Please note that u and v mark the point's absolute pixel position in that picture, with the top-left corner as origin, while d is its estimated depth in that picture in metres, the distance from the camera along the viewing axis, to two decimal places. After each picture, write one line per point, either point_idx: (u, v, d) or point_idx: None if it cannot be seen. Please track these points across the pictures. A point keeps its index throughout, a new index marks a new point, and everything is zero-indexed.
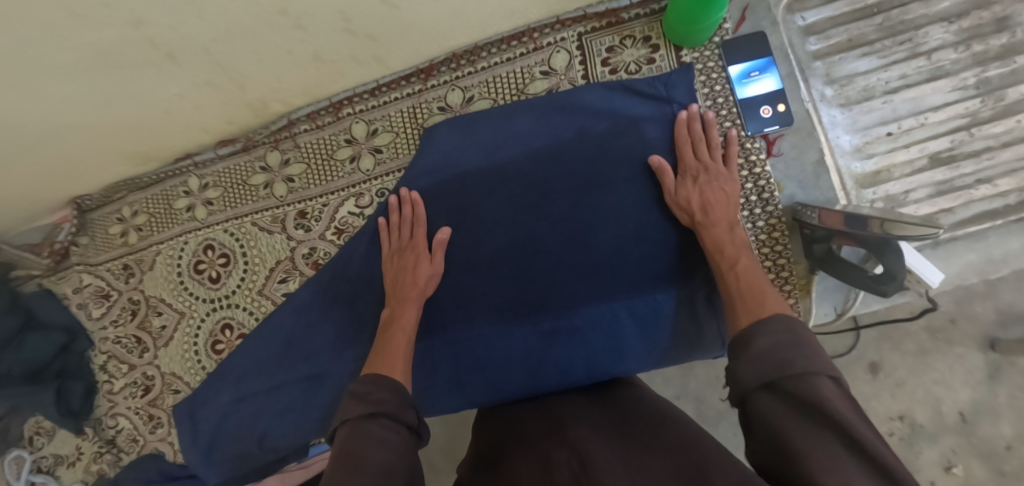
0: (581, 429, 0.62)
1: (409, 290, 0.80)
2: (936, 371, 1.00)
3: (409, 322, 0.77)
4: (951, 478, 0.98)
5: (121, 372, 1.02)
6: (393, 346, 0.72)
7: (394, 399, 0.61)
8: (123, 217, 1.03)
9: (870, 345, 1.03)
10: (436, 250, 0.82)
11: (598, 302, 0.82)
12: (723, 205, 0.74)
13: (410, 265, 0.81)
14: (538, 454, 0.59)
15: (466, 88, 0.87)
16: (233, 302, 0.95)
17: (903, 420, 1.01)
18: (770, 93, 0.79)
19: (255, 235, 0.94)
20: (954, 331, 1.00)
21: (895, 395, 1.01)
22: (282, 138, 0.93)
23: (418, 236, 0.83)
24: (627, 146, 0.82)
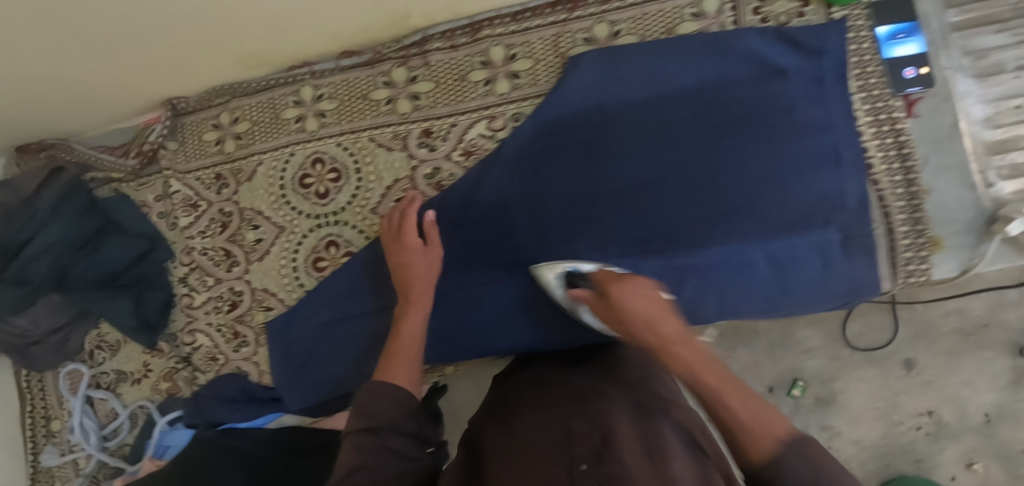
0: (615, 405, 0.59)
1: (415, 289, 0.77)
2: (965, 372, 1.03)
3: (416, 324, 0.74)
4: (970, 475, 1.03)
5: (205, 286, 0.96)
6: (405, 352, 0.70)
7: (396, 412, 0.61)
8: (221, 124, 0.98)
9: (906, 342, 1.06)
10: (430, 232, 0.81)
11: (734, 243, 0.82)
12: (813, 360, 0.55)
13: (409, 264, 0.79)
14: (559, 426, 0.56)
15: (614, 22, 0.87)
16: (341, 219, 0.92)
17: (931, 416, 1.04)
18: (914, 57, 0.82)
19: (372, 151, 0.91)
20: (985, 335, 1.03)
21: (924, 392, 1.05)
22: (412, 55, 0.91)
23: (409, 232, 0.80)
24: (772, 94, 0.82)
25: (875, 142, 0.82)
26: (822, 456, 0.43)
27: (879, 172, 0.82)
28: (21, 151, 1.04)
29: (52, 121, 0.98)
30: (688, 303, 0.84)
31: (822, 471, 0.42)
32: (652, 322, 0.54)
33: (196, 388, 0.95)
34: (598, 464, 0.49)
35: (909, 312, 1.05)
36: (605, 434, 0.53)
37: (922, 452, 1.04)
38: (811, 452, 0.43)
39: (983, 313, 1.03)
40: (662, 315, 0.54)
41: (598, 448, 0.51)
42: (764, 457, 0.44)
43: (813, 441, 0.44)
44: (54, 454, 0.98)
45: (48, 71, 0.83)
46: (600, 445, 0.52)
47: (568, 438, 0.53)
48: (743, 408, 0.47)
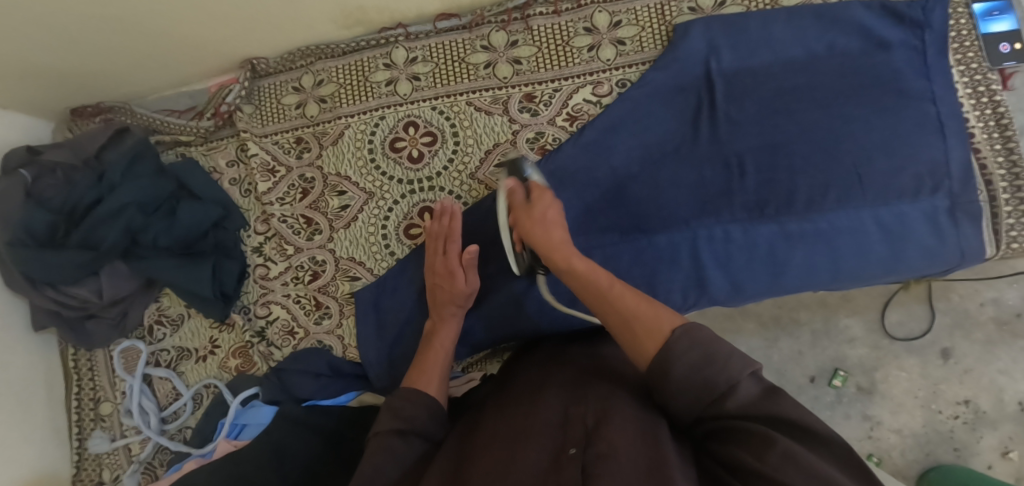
0: (610, 388, 0.59)
1: (447, 308, 0.78)
2: (1002, 361, 1.07)
3: (447, 339, 0.77)
4: (1007, 463, 1.05)
5: (283, 255, 0.91)
6: (432, 360, 0.73)
7: (425, 414, 0.62)
8: (303, 87, 0.93)
9: (943, 332, 1.10)
10: (469, 268, 0.79)
11: (851, 216, 0.81)
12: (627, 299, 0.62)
13: (444, 286, 0.79)
14: (555, 410, 0.56)
15: None
16: (436, 184, 0.88)
17: (969, 405, 1.07)
18: (1008, 32, 0.85)
19: (471, 115, 0.89)
20: (1019, 325, 1.07)
21: (963, 381, 1.08)
22: (513, 20, 0.90)
23: (452, 253, 0.79)
24: (881, 65, 0.84)
25: (975, 113, 0.84)
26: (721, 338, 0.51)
27: (981, 140, 0.84)
28: (75, 114, 0.98)
29: (119, 81, 0.92)
30: (803, 268, 0.82)
31: (733, 355, 0.49)
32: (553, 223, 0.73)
33: (274, 363, 0.89)
34: (588, 446, 0.48)
35: (946, 301, 1.10)
36: (599, 419, 0.52)
37: (961, 441, 1.07)
38: (698, 334, 0.52)
39: (1019, 303, 1.07)
40: (573, 253, 0.70)
41: (589, 432, 0.50)
42: (679, 362, 0.50)
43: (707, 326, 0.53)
44: (104, 440, 0.90)
45: (133, 21, 0.78)
46: (592, 430, 0.51)
47: (564, 423, 0.53)
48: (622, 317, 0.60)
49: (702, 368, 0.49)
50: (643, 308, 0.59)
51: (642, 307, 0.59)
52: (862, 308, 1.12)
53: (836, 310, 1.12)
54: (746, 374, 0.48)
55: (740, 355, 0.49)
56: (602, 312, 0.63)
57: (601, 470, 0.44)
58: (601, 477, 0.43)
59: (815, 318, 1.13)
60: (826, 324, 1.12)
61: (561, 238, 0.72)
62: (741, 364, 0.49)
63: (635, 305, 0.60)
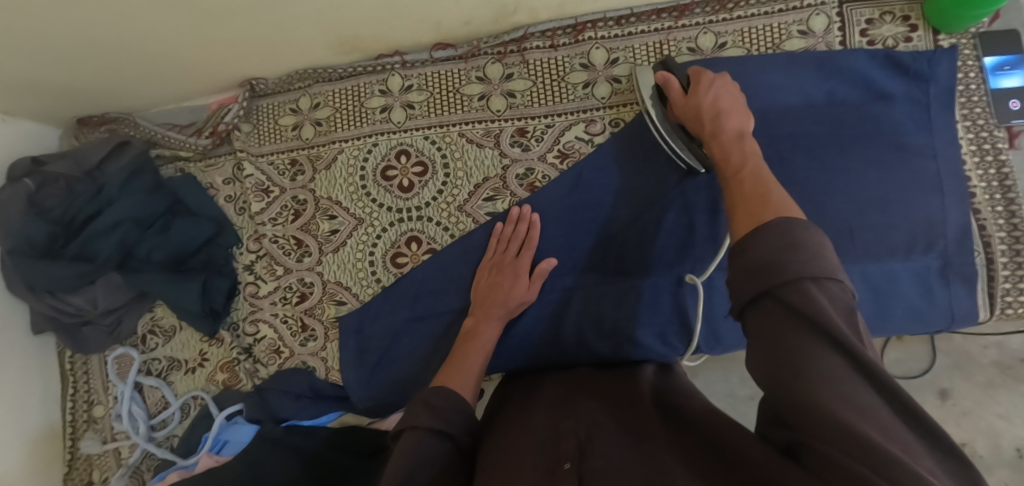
0: (594, 408, 0.61)
1: (495, 307, 0.79)
2: (1001, 405, 1.03)
3: (488, 340, 0.75)
4: None
5: (273, 275, 0.92)
6: (468, 360, 0.71)
7: (457, 416, 0.60)
8: (300, 109, 0.94)
9: (942, 372, 1.05)
10: (536, 278, 0.81)
11: (842, 273, 0.80)
12: (750, 177, 0.58)
13: (505, 286, 0.80)
14: (547, 425, 0.58)
15: (720, 33, 0.86)
16: (425, 214, 0.89)
17: (964, 449, 1.03)
18: (1019, 89, 0.82)
19: (462, 146, 0.89)
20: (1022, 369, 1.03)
21: (959, 423, 1.04)
22: (510, 52, 0.89)
23: (523, 258, 0.82)
24: (881, 118, 0.82)
25: (977, 172, 0.82)
26: (817, 244, 0.45)
27: (981, 201, 0.81)
28: (81, 123, 0.99)
29: (121, 96, 0.94)
30: None
31: (816, 258, 0.43)
32: (721, 111, 0.69)
33: (258, 381, 0.91)
34: (583, 457, 0.48)
35: (947, 343, 1.07)
36: (589, 434, 0.53)
37: None
38: (795, 229, 0.46)
39: None
40: (733, 137, 0.65)
41: (580, 445, 0.51)
42: (760, 249, 0.46)
43: (807, 229, 0.46)
44: (95, 442, 0.94)
45: (130, 44, 0.79)
46: (585, 443, 0.51)
47: (555, 437, 0.53)
48: (754, 189, 0.56)
49: (786, 251, 0.44)
50: (764, 198, 0.54)
51: (753, 192, 0.55)
52: None
53: None
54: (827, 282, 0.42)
55: (824, 259, 0.44)
56: (726, 187, 0.60)
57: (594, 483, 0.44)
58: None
59: None
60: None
61: (735, 120, 0.68)
62: (818, 268, 0.43)
63: (750, 196, 0.55)
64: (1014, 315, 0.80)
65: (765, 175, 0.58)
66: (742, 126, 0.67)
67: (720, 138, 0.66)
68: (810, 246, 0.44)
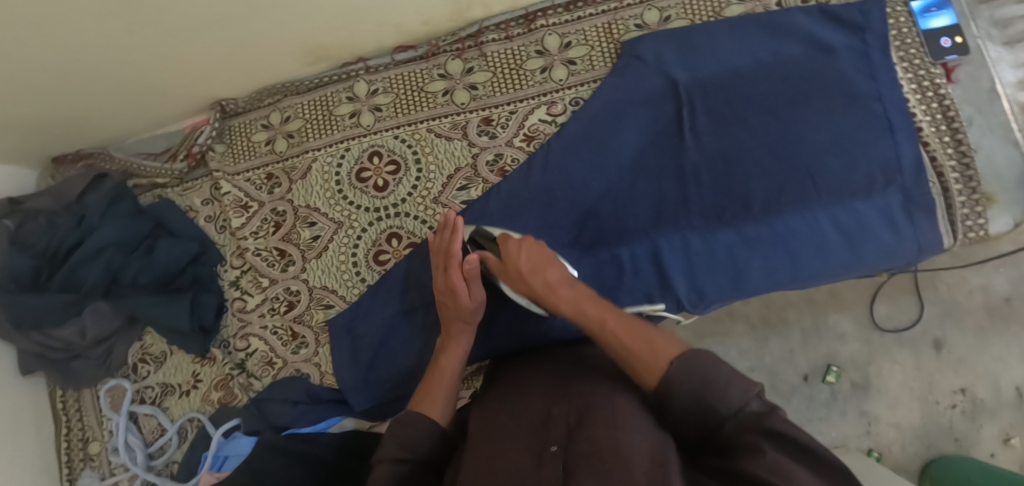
0: (591, 384, 0.63)
1: (455, 324, 0.76)
2: (994, 349, 1.08)
3: (456, 362, 0.74)
4: (1009, 450, 1.05)
5: (259, 288, 0.93)
6: (436, 379, 0.72)
7: (427, 436, 0.64)
8: (271, 124, 0.97)
9: (934, 321, 1.10)
10: (471, 282, 0.74)
11: (806, 213, 0.84)
12: (626, 334, 0.63)
13: (449, 301, 0.76)
14: (538, 409, 0.60)
15: (663, 8, 0.91)
16: (402, 210, 0.91)
17: (964, 394, 1.08)
18: (947, 28, 0.87)
19: (431, 141, 0.92)
20: (1009, 309, 1.09)
21: (957, 371, 1.08)
22: (467, 47, 0.93)
23: (454, 268, 0.75)
24: (825, 69, 0.87)
25: (921, 108, 0.86)
26: (714, 363, 0.54)
27: (928, 134, 0.85)
28: (57, 162, 1.02)
29: (96, 129, 0.96)
30: (762, 271, 0.83)
31: (732, 382, 0.52)
32: (539, 267, 0.73)
33: (253, 394, 0.91)
34: (571, 443, 0.54)
35: (933, 292, 1.10)
36: (581, 416, 0.57)
37: (961, 431, 1.07)
38: (699, 363, 0.55)
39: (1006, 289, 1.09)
40: (569, 291, 0.71)
41: (572, 430, 0.55)
42: (676, 382, 0.55)
43: (701, 352, 0.56)
44: (94, 478, 0.93)
45: (101, 72, 0.81)
46: (575, 428, 0.56)
47: (545, 422, 0.57)
48: (631, 337, 0.62)
49: (700, 385, 0.53)
50: (647, 338, 0.61)
51: (641, 347, 0.60)
52: (851, 305, 1.13)
53: (825, 308, 1.13)
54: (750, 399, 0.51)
55: (739, 379, 0.53)
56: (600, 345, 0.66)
57: (578, 469, 0.50)
58: (579, 474, 0.49)
59: (803, 316, 1.13)
60: (815, 323, 1.13)
61: (558, 276, 0.72)
62: (740, 385, 0.52)
63: (632, 339, 0.62)
64: (977, 238, 0.83)
65: (643, 325, 0.64)
66: (563, 275, 0.72)
67: (557, 294, 0.71)
68: (721, 373, 0.53)
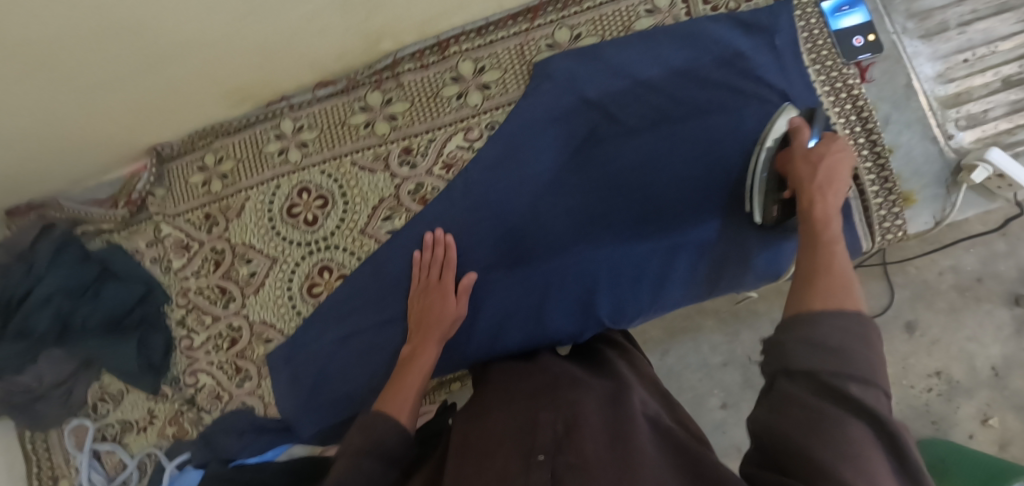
0: (578, 393, 0.60)
1: (432, 333, 0.79)
2: (968, 328, 1.07)
3: (425, 363, 0.74)
4: (988, 430, 1.05)
5: (203, 325, 0.97)
6: (407, 382, 0.70)
7: (395, 433, 0.61)
8: (206, 165, 1.00)
9: (905, 305, 1.09)
10: (462, 293, 0.83)
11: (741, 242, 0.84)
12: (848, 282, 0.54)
13: (433, 307, 0.82)
14: (525, 416, 0.57)
15: (573, 26, 0.91)
16: (332, 243, 0.94)
17: (941, 376, 1.07)
18: (859, 26, 0.87)
19: (356, 174, 0.94)
20: (980, 289, 1.07)
21: (930, 353, 1.08)
22: (385, 78, 0.94)
23: (446, 278, 0.84)
24: (737, 75, 0.86)
25: (836, 110, 0.85)
26: (868, 339, 0.46)
27: (843, 136, 0.84)
28: (12, 212, 1.04)
29: (41, 181, 0.98)
30: (681, 281, 0.85)
31: (865, 362, 0.44)
32: (825, 186, 0.67)
33: (202, 428, 0.95)
34: (558, 451, 0.49)
35: (903, 276, 1.09)
36: (568, 425, 0.52)
37: (938, 413, 1.07)
38: (848, 324, 0.47)
39: (977, 268, 1.08)
40: (838, 224, 0.62)
41: (560, 438, 0.51)
42: (813, 332, 0.46)
43: (867, 319, 0.47)
44: None
45: (28, 134, 0.84)
46: (564, 436, 0.51)
47: (531, 429, 0.53)
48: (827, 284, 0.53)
49: (834, 350, 0.44)
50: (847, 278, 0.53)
51: (840, 281, 0.53)
52: None
53: None
54: (858, 378, 0.43)
55: (869, 363, 0.44)
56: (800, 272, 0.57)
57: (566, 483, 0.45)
58: None
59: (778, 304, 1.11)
60: None
61: (839, 186, 0.68)
62: (868, 370, 0.43)
63: (827, 275, 0.54)
64: (896, 239, 0.83)
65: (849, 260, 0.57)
66: (837, 197, 0.66)
67: (812, 197, 0.66)
68: (868, 341, 0.46)
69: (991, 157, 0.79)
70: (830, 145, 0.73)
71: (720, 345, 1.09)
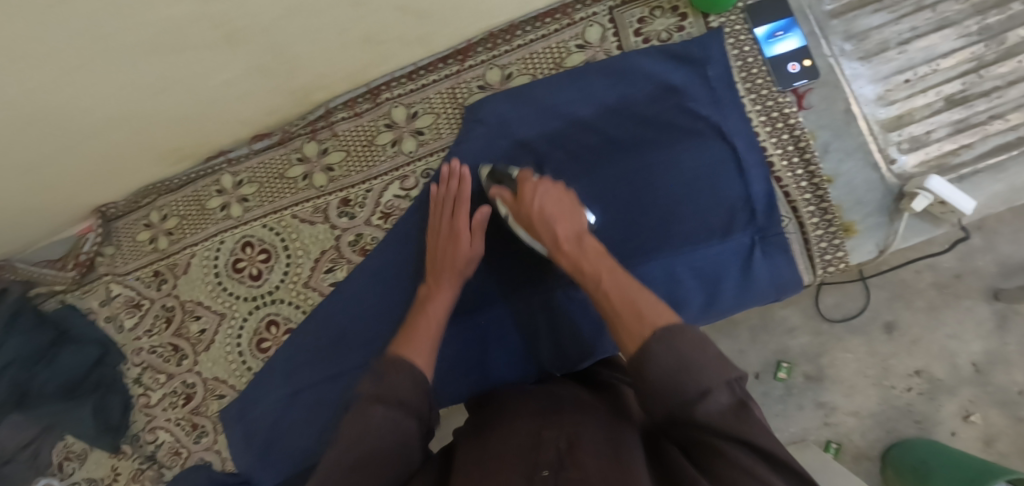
0: (583, 417, 0.56)
1: (447, 274, 0.77)
2: (948, 326, 1.04)
3: (438, 310, 0.74)
4: (969, 427, 1.02)
5: (158, 383, 0.98)
6: (422, 326, 0.70)
7: (412, 391, 0.57)
8: (152, 223, 1.00)
9: (883, 305, 1.06)
10: (476, 232, 0.79)
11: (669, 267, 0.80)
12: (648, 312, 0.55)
13: (447, 247, 0.79)
14: (526, 431, 0.54)
15: (504, 66, 0.89)
16: (277, 297, 0.94)
17: (921, 375, 1.04)
18: (796, 51, 0.84)
19: (297, 227, 0.94)
20: (959, 286, 1.04)
21: (912, 352, 1.05)
22: (319, 128, 0.94)
23: (461, 216, 0.80)
24: (670, 109, 0.84)
25: (772, 140, 0.83)
26: (701, 342, 0.49)
27: (780, 167, 0.83)
28: None
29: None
30: None
31: (711, 364, 0.47)
32: (552, 219, 0.72)
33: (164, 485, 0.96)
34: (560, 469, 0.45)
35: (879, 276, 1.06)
36: (572, 443, 0.49)
37: (921, 412, 1.03)
38: (683, 343, 0.49)
39: (954, 265, 1.04)
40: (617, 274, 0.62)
41: (562, 454, 0.47)
42: (655, 364, 0.49)
43: (688, 328, 0.50)
44: None
45: None
46: (567, 454, 0.48)
47: (535, 445, 0.49)
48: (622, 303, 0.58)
49: (677, 370, 0.47)
50: (654, 309, 0.56)
51: (626, 306, 0.57)
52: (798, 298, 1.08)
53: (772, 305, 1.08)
54: (722, 386, 0.46)
55: (717, 362, 0.47)
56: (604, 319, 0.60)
57: None
58: None
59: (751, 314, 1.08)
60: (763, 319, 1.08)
61: (570, 227, 0.71)
62: (716, 372, 0.46)
63: (621, 304, 0.58)
64: (838, 271, 0.81)
65: (644, 294, 0.58)
66: (575, 229, 0.71)
67: (563, 246, 0.69)
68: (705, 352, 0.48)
69: (933, 184, 0.76)
70: (542, 192, 0.74)
71: None
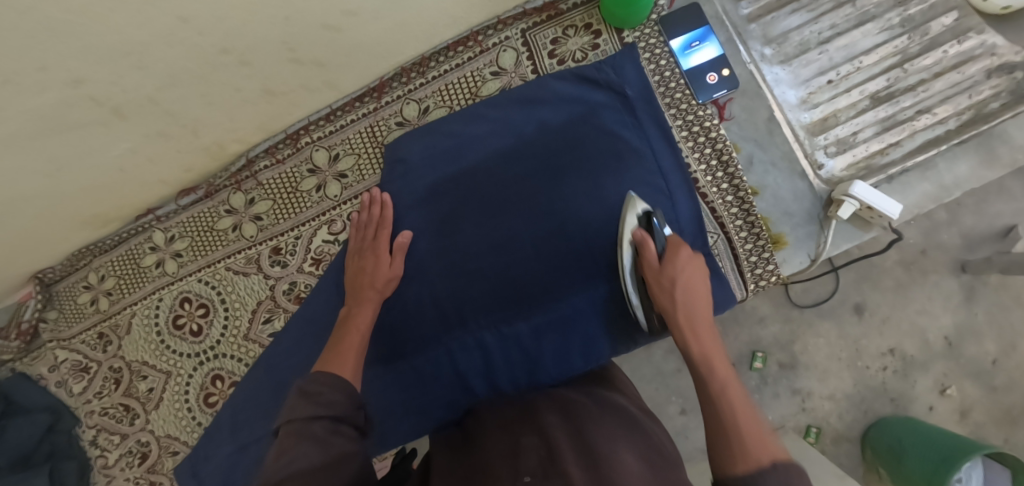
0: (558, 417, 0.57)
1: (368, 291, 0.77)
2: (917, 302, 0.98)
3: (364, 321, 0.73)
4: (947, 400, 0.97)
5: (113, 444, 0.98)
6: (348, 341, 0.68)
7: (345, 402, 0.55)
8: (90, 285, 0.99)
9: (851, 286, 1.00)
10: (397, 253, 0.80)
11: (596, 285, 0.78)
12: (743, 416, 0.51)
13: (369, 266, 0.79)
14: (507, 442, 0.54)
15: (421, 99, 0.89)
16: (219, 352, 0.93)
17: (895, 354, 0.98)
18: (714, 60, 0.82)
19: (231, 279, 0.93)
20: (926, 261, 0.98)
21: (883, 332, 0.99)
22: (243, 178, 0.92)
23: (381, 238, 0.82)
24: (588, 130, 0.81)
25: (695, 156, 0.82)
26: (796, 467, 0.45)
27: (705, 184, 0.81)
28: None
29: None
30: (555, 359, 0.81)
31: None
32: (688, 301, 0.64)
33: None
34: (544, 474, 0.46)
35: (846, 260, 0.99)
36: (551, 448, 0.49)
37: (896, 390, 0.98)
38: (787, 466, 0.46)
39: (918, 240, 0.99)
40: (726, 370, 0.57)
41: (544, 462, 0.47)
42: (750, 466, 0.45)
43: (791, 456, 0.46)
44: None
45: None
46: (546, 458, 0.48)
47: (515, 453, 0.50)
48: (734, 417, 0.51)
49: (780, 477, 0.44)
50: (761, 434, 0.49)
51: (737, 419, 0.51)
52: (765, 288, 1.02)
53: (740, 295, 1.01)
54: None
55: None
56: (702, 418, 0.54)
57: None
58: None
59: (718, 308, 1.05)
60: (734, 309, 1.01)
61: (702, 315, 0.64)
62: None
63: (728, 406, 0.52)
64: (770, 285, 0.80)
65: (754, 410, 0.53)
66: (706, 316, 0.64)
67: (693, 329, 0.62)
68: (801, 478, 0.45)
69: (857, 189, 0.74)
70: (685, 263, 0.66)
71: (671, 353, 1.03)
